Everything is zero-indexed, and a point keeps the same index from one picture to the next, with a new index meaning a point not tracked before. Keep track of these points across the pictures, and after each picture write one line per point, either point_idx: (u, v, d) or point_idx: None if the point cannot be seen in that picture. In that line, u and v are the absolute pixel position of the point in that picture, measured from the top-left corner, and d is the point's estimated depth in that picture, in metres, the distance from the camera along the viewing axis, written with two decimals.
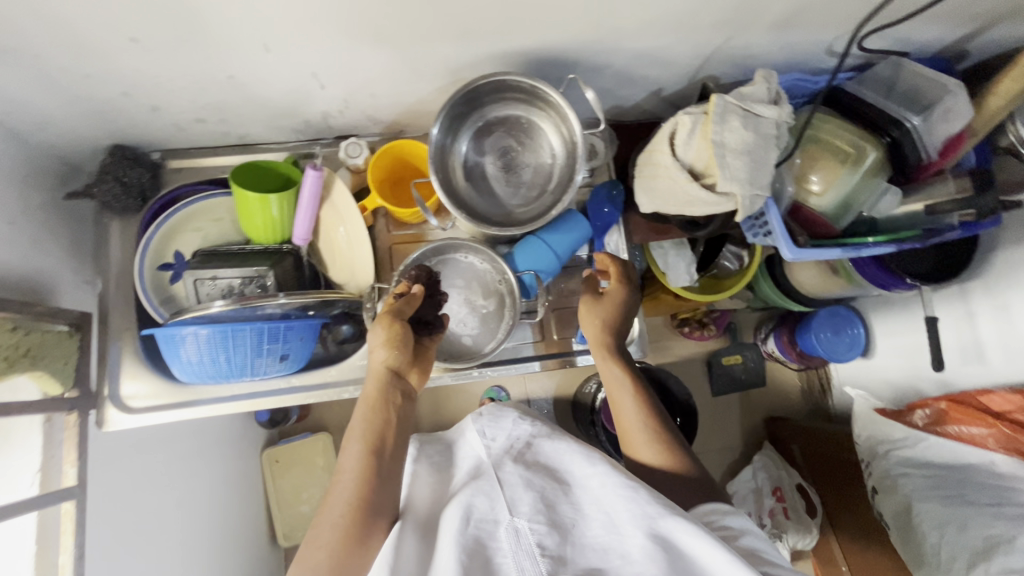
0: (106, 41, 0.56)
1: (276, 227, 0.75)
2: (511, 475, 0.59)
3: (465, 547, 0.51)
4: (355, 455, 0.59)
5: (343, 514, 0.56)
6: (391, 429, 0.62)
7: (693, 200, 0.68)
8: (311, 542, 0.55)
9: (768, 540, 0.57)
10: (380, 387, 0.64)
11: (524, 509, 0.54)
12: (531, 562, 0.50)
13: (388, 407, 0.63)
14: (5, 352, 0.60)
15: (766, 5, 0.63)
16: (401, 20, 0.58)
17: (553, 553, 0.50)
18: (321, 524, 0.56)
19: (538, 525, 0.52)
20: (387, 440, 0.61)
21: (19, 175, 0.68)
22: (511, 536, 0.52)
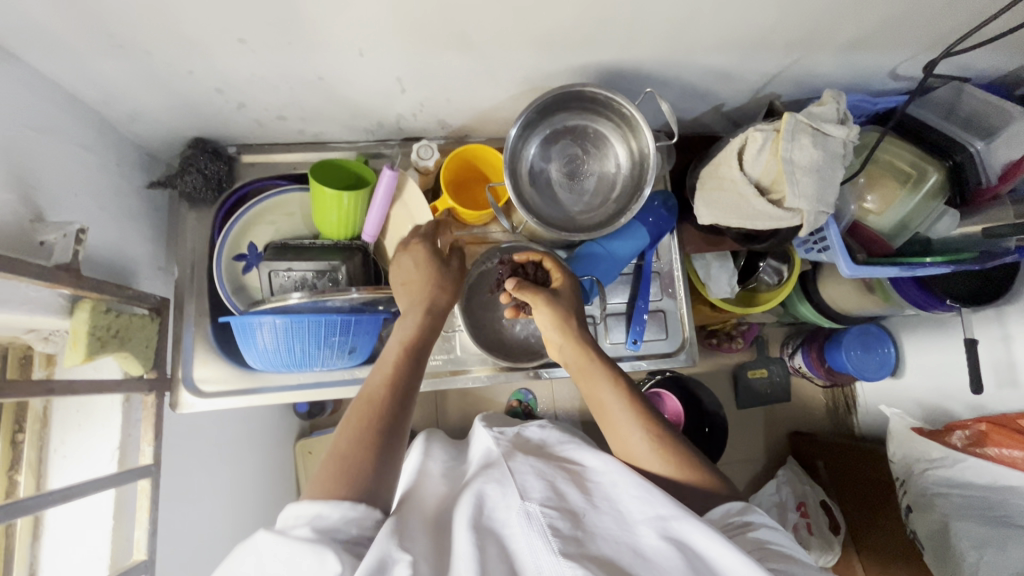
0: (216, 42, 0.58)
1: (348, 224, 0.78)
2: (522, 464, 0.59)
3: (477, 529, 0.50)
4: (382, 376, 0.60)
5: (367, 428, 0.55)
6: (421, 361, 0.64)
7: (759, 214, 0.70)
8: (330, 462, 0.52)
9: (787, 538, 0.55)
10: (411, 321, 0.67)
11: (536, 494, 0.53)
12: (543, 541, 0.48)
13: (419, 339, 0.66)
14: (100, 333, 0.63)
15: (841, 29, 0.65)
16: (493, 30, 0.61)
17: (565, 534, 0.49)
18: (344, 439, 0.54)
19: (550, 509, 0.51)
20: (417, 367, 0.63)
21: (112, 163, 0.71)
22: (522, 518, 0.51)
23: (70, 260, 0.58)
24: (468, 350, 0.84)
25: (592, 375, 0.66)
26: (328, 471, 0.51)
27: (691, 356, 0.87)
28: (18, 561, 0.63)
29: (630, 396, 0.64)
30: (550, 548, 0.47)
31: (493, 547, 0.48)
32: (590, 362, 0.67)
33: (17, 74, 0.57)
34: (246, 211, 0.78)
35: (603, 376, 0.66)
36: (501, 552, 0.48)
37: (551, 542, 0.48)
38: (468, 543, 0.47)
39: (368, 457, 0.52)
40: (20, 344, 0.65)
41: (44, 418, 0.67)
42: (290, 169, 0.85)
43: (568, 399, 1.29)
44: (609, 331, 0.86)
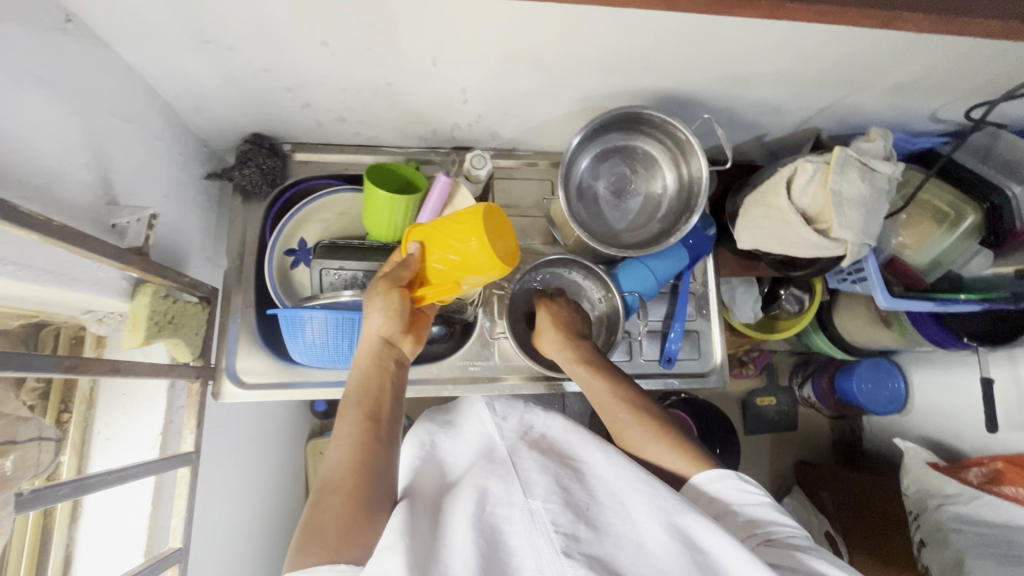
0: (300, 44, 0.60)
1: (398, 227, 0.78)
2: (526, 462, 0.64)
3: (481, 531, 0.54)
4: (350, 428, 0.62)
5: (339, 492, 0.57)
6: (385, 400, 0.65)
7: (804, 242, 0.72)
8: (313, 526, 0.54)
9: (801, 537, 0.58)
10: (375, 353, 0.67)
11: (540, 491, 0.58)
12: (546, 537, 0.52)
13: (383, 374, 0.67)
14: (157, 318, 0.64)
15: (893, 72, 0.68)
16: (566, 50, 0.63)
17: (566, 529, 0.53)
18: (324, 506, 0.56)
19: (553, 504, 0.56)
20: (382, 409, 0.64)
21: (175, 153, 0.72)
22: (526, 516, 0.55)
23: (142, 245, 0.60)
24: (505, 358, 0.85)
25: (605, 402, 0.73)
26: (314, 538, 0.53)
27: (721, 378, 0.89)
28: (56, 542, 0.64)
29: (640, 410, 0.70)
30: (552, 547, 0.51)
31: (495, 550, 0.53)
32: (603, 395, 0.72)
33: (106, 59, 0.58)
34: (301, 208, 0.80)
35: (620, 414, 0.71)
36: (504, 558, 0.52)
37: (554, 540, 0.52)
38: (472, 544, 0.52)
39: (351, 500, 0.56)
40: (75, 323, 0.65)
41: (91, 398, 0.67)
42: (341, 169, 0.86)
43: (581, 414, 1.29)
44: (643, 348, 0.87)
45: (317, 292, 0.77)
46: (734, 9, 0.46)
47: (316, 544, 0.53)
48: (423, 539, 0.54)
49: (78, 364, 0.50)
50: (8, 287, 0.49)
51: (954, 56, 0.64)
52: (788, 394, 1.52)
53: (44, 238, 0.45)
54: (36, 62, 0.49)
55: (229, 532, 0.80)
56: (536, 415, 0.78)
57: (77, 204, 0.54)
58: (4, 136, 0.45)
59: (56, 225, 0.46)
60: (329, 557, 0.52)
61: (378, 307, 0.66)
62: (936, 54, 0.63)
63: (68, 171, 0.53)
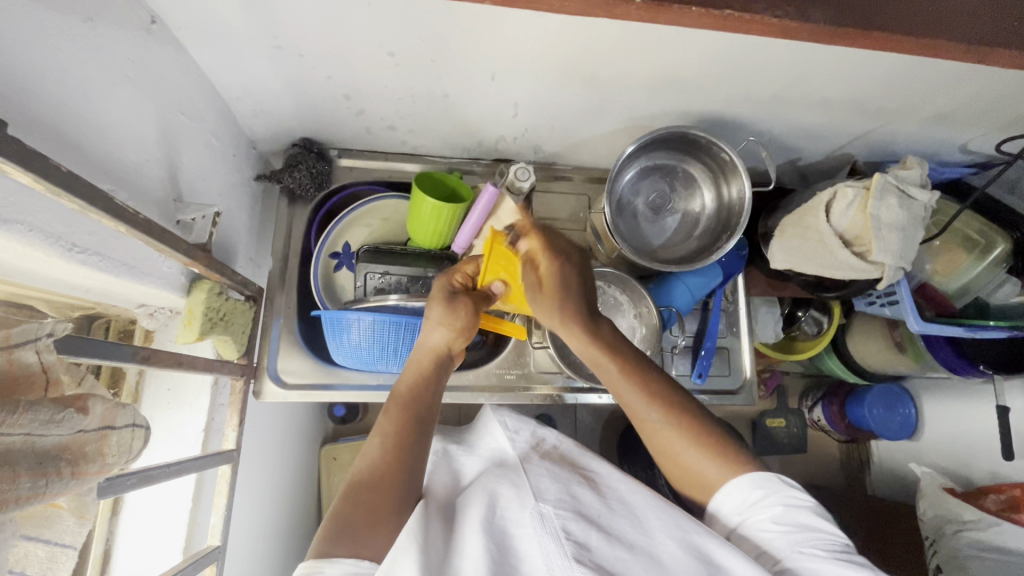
0: (367, 52, 0.62)
1: (442, 234, 0.80)
2: (536, 470, 0.64)
3: (491, 535, 0.53)
4: (391, 426, 0.64)
5: (375, 486, 0.58)
6: (428, 404, 0.67)
7: (840, 264, 0.74)
8: (343, 518, 0.56)
9: (811, 519, 0.57)
10: (429, 362, 0.70)
11: (551, 497, 0.58)
12: (557, 544, 0.51)
13: (433, 381, 0.70)
14: (212, 314, 0.65)
15: (932, 103, 0.70)
16: (621, 69, 0.65)
17: (576, 538, 0.52)
18: (358, 498, 0.58)
19: (564, 510, 0.55)
20: (425, 412, 0.66)
21: (231, 153, 0.74)
22: (536, 521, 0.54)
23: (207, 240, 0.62)
24: (540, 369, 0.86)
25: (618, 383, 0.68)
26: (343, 530, 0.54)
27: (750, 396, 0.90)
28: (96, 536, 0.63)
29: (665, 401, 0.66)
30: (563, 553, 0.50)
31: (506, 554, 0.52)
32: (623, 371, 0.68)
33: (181, 61, 0.60)
34: (348, 214, 0.82)
35: (646, 395, 0.66)
36: (515, 564, 0.51)
37: (563, 546, 0.51)
38: (483, 550, 0.51)
39: (389, 494, 0.58)
40: (126, 316, 0.65)
41: (136, 392, 0.67)
42: (384, 176, 0.88)
43: (594, 428, 1.28)
44: (674, 362, 0.88)
45: (361, 295, 0.78)
46: (845, 40, 0.45)
47: (343, 537, 0.53)
48: (435, 545, 0.54)
49: (150, 356, 0.50)
50: (84, 277, 0.49)
51: (994, 90, 0.66)
52: (798, 415, 1.46)
53: (131, 230, 0.46)
54: (127, 61, 0.50)
55: (253, 534, 0.79)
56: (549, 430, 0.77)
57: (149, 200, 0.56)
58: (93, 130, 0.46)
59: (141, 219, 0.47)
60: (354, 550, 0.52)
61: (450, 322, 0.71)
62: (977, 88, 0.66)
63: (144, 167, 0.54)
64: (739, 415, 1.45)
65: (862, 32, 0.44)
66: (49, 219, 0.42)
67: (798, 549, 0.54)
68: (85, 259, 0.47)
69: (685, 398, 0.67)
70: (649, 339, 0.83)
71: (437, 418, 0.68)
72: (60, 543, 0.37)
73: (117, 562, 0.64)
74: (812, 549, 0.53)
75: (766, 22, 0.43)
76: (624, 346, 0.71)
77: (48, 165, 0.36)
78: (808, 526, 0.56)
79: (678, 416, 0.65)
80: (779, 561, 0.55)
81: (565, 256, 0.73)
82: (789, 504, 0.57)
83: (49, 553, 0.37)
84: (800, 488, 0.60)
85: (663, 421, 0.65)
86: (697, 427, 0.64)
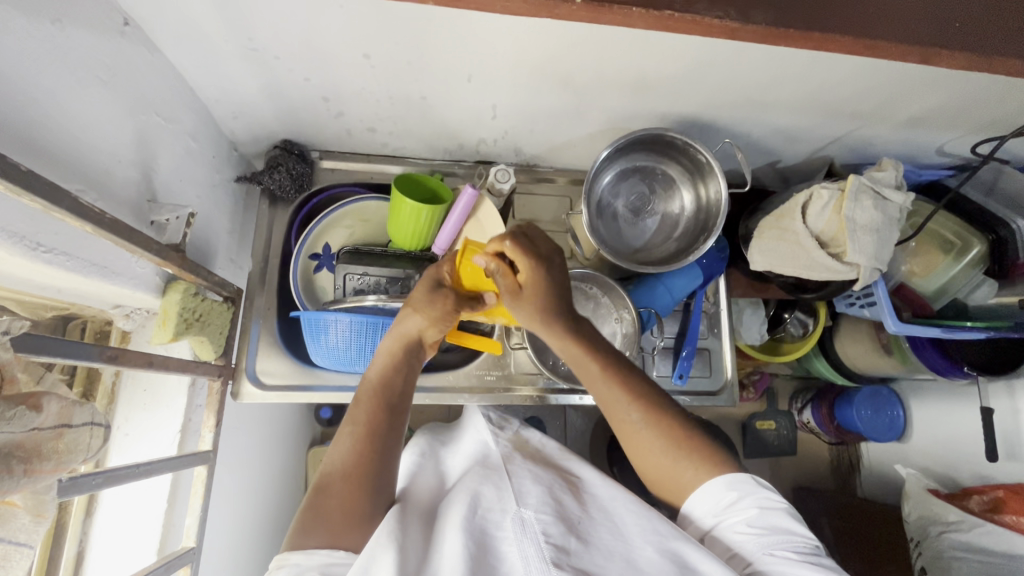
0: (342, 54, 0.62)
1: (422, 236, 0.80)
2: (521, 473, 0.64)
3: (471, 534, 0.53)
4: (363, 416, 0.63)
5: (346, 479, 0.59)
6: (400, 391, 0.66)
7: (817, 265, 0.74)
8: (316, 511, 0.57)
9: (784, 519, 0.57)
10: (399, 349, 0.68)
11: (533, 501, 0.58)
12: (536, 548, 0.51)
13: (406, 369, 0.68)
14: (187, 315, 0.65)
15: (906, 106, 0.71)
16: (596, 72, 0.65)
17: (556, 541, 0.52)
18: (329, 491, 0.58)
19: (545, 515, 0.55)
20: (397, 401, 0.66)
21: (211, 155, 0.74)
22: (517, 525, 0.54)
23: (179, 242, 0.62)
24: (521, 369, 0.86)
25: (598, 383, 0.67)
26: (315, 522, 0.56)
27: (731, 397, 0.90)
28: (69, 538, 0.64)
29: (648, 407, 0.65)
30: (542, 556, 0.50)
31: (485, 553, 0.52)
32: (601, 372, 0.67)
33: (155, 62, 0.60)
34: (328, 215, 0.83)
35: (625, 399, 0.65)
36: (494, 564, 0.51)
37: (542, 550, 0.51)
38: (462, 547, 0.51)
39: (361, 488, 0.58)
40: (103, 317, 0.65)
41: (112, 394, 0.68)
42: (366, 178, 0.89)
43: (582, 430, 1.28)
44: (656, 364, 0.88)
45: (340, 296, 0.79)
46: (793, 43, 0.46)
47: (317, 527, 0.55)
48: (414, 547, 0.53)
49: (118, 356, 0.50)
50: (53, 277, 0.50)
51: (967, 93, 0.67)
52: (787, 417, 1.46)
53: (97, 230, 0.46)
54: (97, 63, 0.50)
55: (231, 535, 0.79)
56: (533, 431, 0.78)
57: (121, 200, 0.56)
58: (61, 131, 0.47)
59: (109, 219, 0.47)
60: (327, 541, 0.55)
61: (428, 313, 0.67)
62: (949, 90, 0.67)
63: (116, 168, 0.55)
64: (728, 417, 1.46)
65: (808, 35, 0.45)
66: (10, 218, 0.42)
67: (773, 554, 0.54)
68: (51, 258, 0.47)
69: (661, 397, 0.66)
70: (628, 339, 0.82)
71: (410, 405, 0.67)
72: (13, 542, 0.37)
73: (91, 563, 0.64)
74: (784, 553, 0.54)
75: (710, 23, 0.44)
76: (610, 349, 0.69)
77: (6, 164, 0.36)
78: (780, 528, 0.56)
79: (659, 418, 0.64)
80: (751, 563, 0.55)
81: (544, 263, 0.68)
82: (764, 507, 0.57)
83: (2, 551, 0.37)
84: (781, 501, 0.59)
85: (644, 422, 0.64)
86: (673, 425, 0.64)
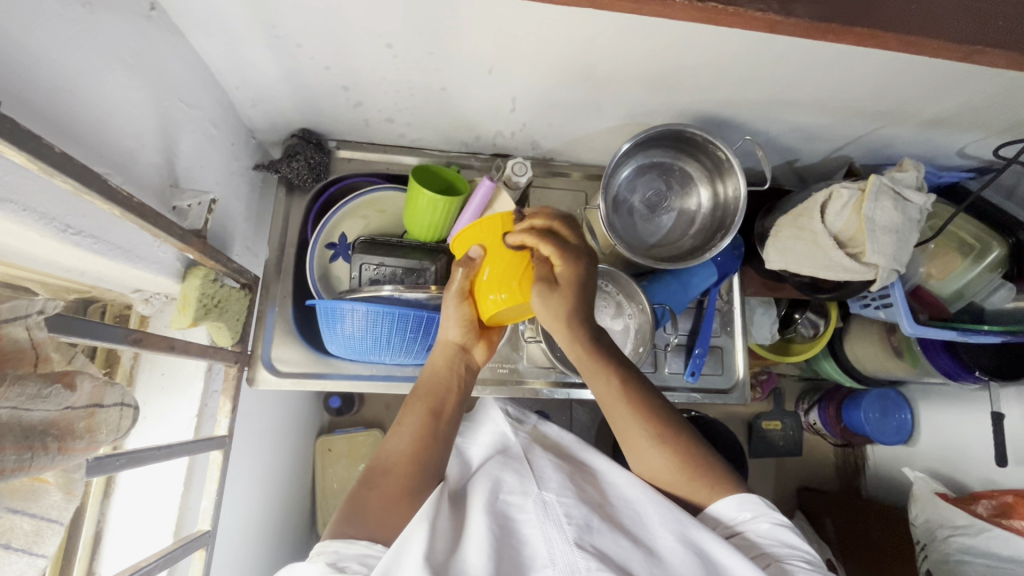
0: (365, 43, 0.62)
1: (437, 228, 0.80)
2: (541, 460, 0.65)
3: (494, 518, 0.55)
4: (415, 419, 0.65)
5: (390, 476, 0.60)
6: (450, 401, 0.68)
7: (835, 265, 0.74)
8: (356, 505, 0.57)
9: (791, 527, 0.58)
10: (449, 358, 0.69)
11: (554, 485, 0.59)
12: (559, 530, 0.52)
13: (452, 376, 0.69)
14: (206, 301, 0.65)
15: (930, 105, 0.70)
16: (619, 65, 0.65)
17: (578, 522, 0.53)
18: (371, 484, 0.59)
19: (567, 499, 0.56)
20: (445, 408, 0.68)
21: (230, 142, 0.74)
22: (539, 507, 0.55)
23: (201, 227, 0.62)
24: (533, 362, 0.86)
25: (614, 403, 0.67)
26: (355, 515, 0.56)
27: (743, 396, 0.90)
28: (88, 517, 0.64)
29: (656, 421, 0.65)
30: (565, 537, 0.51)
31: (509, 537, 0.53)
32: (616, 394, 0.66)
33: (180, 47, 0.60)
34: (344, 205, 0.83)
35: (641, 429, 0.65)
36: (517, 546, 0.52)
37: (565, 531, 0.52)
38: (486, 530, 0.52)
39: (404, 487, 0.60)
40: (122, 301, 0.66)
41: (131, 376, 0.68)
42: (382, 168, 0.89)
43: (589, 426, 1.29)
44: (667, 360, 0.89)
45: (356, 285, 0.80)
46: (830, 36, 0.45)
47: (358, 520, 0.55)
48: (442, 525, 0.55)
49: (142, 339, 0.51)
50: (79, 259, 0.50)
51: (992, 94, 0.66)
52: (793, 418, 1.45)
53: (124, 213, 0.47)
54: (124, 45, 0.50)
55: (244, 520, 0.80)
56: (550, 424, 0.79)
57: (145, 184, 0.56)
58: (88, 114, 0.47)
59: (135, 203, 0.47)
60: (366, 534, 0.54)
61: (458, 316, 0.67)
62: (975, 91, 0.66)
63: (140, 152, 0.55)
64: (735, 416, 1.46)
65: (846, 28, 0.44)
66: (43, 200, 0.42)
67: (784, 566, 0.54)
68: (79, 240, 0.47)
69: (681, 427, 0.66)
70: (643, 336, 0.82)
71: (457, 412, 0.69)
72: (46, 518, 0.37)
73: (108, 544, 0.64)
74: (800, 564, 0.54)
75: (748, 15, 0.43)
76: (620, 359, 0.69)
77: (40, 144, 0.36)
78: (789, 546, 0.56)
79: (675, 446, 0.64)
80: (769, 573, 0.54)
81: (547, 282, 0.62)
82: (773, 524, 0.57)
83: (35, 526, 0.37)
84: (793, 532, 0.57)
85: (663, 449, 0.64)
86: (689, 454, 0.64)
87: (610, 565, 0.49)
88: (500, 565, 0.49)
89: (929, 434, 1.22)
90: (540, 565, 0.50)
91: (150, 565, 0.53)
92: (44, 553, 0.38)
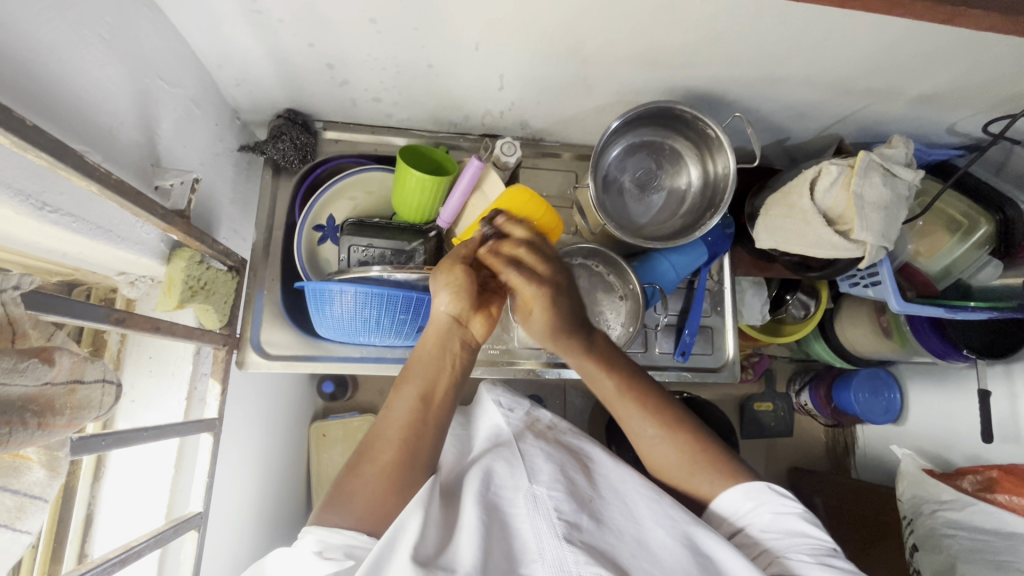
0: (349, 20, 0.61)
1: (426, 210, 0.80)
2: (531, 449, 0.66)
3: (484, 510, 0.55)
4: (403, 407, 0.63)
5: (375, 464, 0.60)
6: (442, 381, 0.66)
7: (825, 243, 0.73)
8: (342, 493, 0.58)
9: (801, 526, 0.59)
10: (443, 334, 0.66)
11: (544, 478, 0.59)
12: (548, 523, 0.53)
13: (445, 359, 0.66)
14: (191, 282, 0.65)
15: (920, 81, 0.69)
16: (606, 40, 0.64)
17: (568, 517, 0.54)
18: (359, 475, 0.59)
19: (557, 492, 0.57)
20: (435, 391, 0.65)
21: (214, 122, 0.73)
22: (530, 501, 0.56)
23: (184, 207, 0.61)
24: (524, 344, 0.86)
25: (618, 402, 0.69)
26: (344, 500, 0.57)
27: (733, 374, 0.91)
28: (79, 500, 0.64)
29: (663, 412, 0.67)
30: (554, 532, 0.52)
31: (500, 530, 0.54)
32: (615, 394, 0.69)
33: (158, 24, 0.58)
34: (332, 186, 0.82)
35: (651, 423, 0.67)
36: (508, 539, 0.53)
37: (554, 526, 0.52)
38: (477, 519, 0.54)
39: (392, 479, 0.59)
40: (107, 284, 0.65)
41: (119, 359, 0.67)
42: (370, 150, 0.88)
43: (582, 409, 1.29)
44: (658, 340, 0.89)
45: (345, 267, 0.79)
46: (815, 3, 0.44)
47: (344, 510, 0.57)
48: (433, 522, 0.56)
49: (125, 319, 0.50)
50: (58, 239, 0.49)
51: (981, 68, 0.66)
52: (785, 399, 1.46)
53: (102, 190, 0.46)
54: (99, 20, 0.49)
55: (236, 503, 0.80)
56: (543, 410, 0.78)
57: (125, 162, 0.55)
58: (61, 91, 0.46)
59: (114, 180, 0.46)
60: (353, 523, 0.56)
61: (449, 287, 0.65)
62: (965, 64, 0.65)
63: (119, 130, 0.54)
64: (727, 398, 1.47)
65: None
66: (17, 175, 0.42)
67: (785, 558, 0.56)
68: (56, 219, 0.47)
69: (685, 419, 0.68)
70: (632, 319, 0.83)
71: (450, 395, 0.66)
72: (28, 495, 0.37)
73: (99, 526, 0.64)
74: (800, 556, 0.56)
75: None
76: (625, 360, 0.72)
77: (10, 117, 0.35)
78: (795, 538, 0.58)
79: (682, 438, 0.66)
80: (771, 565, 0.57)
81: (553, 284, 0.68)
82: (782, 519, 0.59)
83: (17, 502, 0.36)
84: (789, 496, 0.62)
85: (670, 441, 0.66)
86: (691, 446, 0.66)
87: (599, 558, 0.50)
88: (491, 558, 0.50)
89: (917, 413, 1.23)
90: (531, 559, 0.51)
91: (141, 545, 0.53)
92: (27, 530, 0.37)
